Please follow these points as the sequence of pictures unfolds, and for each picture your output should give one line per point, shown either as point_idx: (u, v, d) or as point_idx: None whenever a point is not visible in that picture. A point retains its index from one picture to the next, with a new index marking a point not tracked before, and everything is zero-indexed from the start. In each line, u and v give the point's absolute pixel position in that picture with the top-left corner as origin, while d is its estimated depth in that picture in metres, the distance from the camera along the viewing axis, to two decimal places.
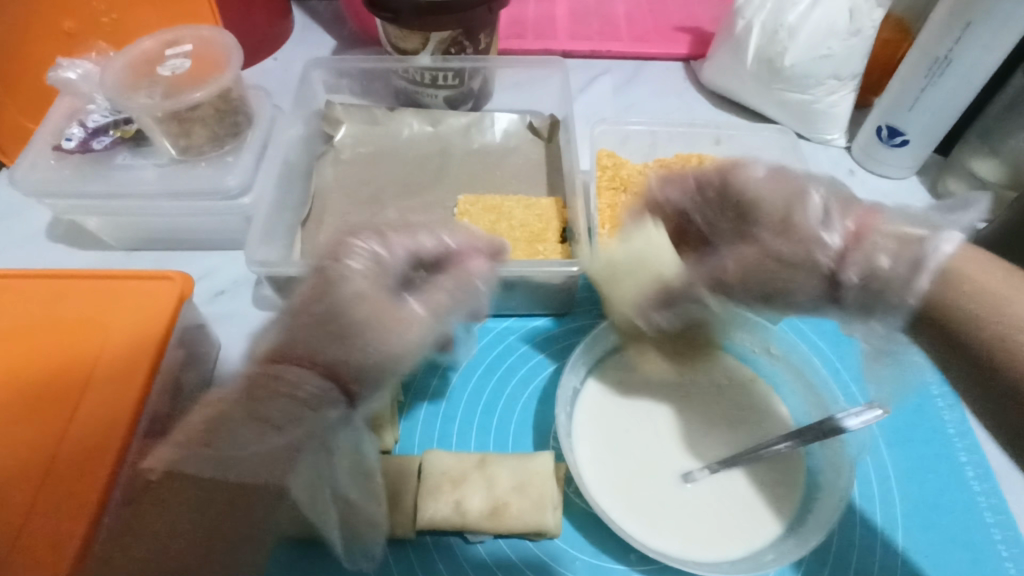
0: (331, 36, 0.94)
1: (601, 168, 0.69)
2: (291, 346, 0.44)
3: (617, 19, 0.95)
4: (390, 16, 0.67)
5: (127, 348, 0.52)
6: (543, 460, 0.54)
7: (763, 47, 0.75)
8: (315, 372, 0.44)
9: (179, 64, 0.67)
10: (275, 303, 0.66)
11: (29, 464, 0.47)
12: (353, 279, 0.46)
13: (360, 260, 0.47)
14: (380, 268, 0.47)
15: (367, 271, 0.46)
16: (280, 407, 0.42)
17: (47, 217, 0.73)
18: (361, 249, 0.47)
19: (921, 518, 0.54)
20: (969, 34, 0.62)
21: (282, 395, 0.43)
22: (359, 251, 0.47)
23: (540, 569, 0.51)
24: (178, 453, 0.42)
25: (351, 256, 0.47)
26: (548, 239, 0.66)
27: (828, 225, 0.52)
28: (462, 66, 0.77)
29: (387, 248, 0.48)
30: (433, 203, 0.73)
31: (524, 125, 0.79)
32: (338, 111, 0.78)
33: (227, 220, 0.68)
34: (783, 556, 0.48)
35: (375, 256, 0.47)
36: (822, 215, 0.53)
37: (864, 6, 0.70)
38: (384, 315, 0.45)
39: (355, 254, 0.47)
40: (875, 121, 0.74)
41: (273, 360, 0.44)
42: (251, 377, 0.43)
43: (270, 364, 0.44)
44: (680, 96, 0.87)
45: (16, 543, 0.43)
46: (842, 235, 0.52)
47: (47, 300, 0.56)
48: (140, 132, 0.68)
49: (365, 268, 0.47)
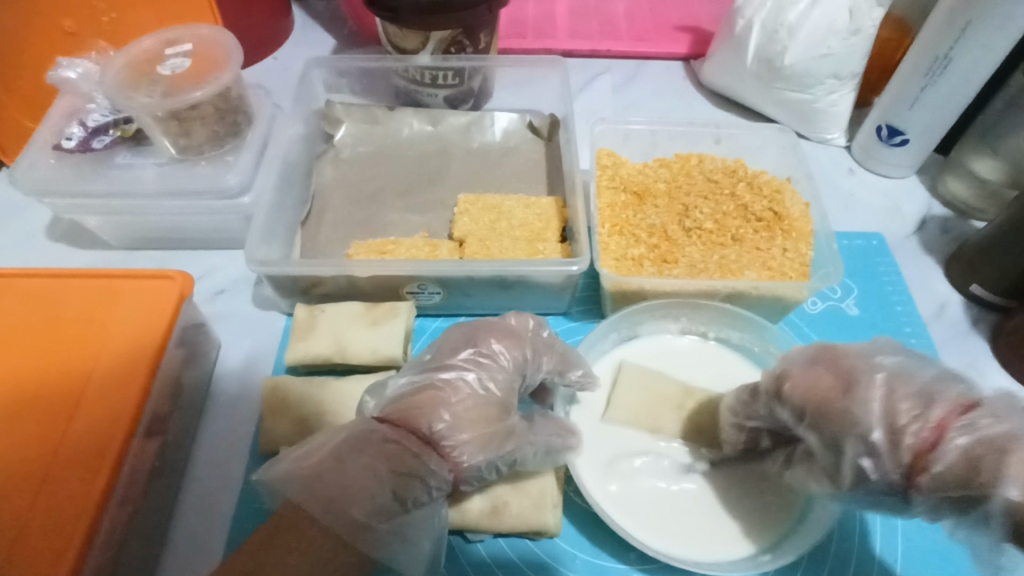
0: (331, 35, 0.94)
1: (601, 167, 0.69)
2: (418, 417, 0.46)
3: (617, 18, 0.95)
4: (389, 15, 0.66)
5: (128, 347, 0.52)
6: (546, 476, 0.52)
7: (763, 45, 0.75)
8: (445, 465, 0.45)
9: (179, 63, 0.67)
10: (275, 303, 0.66)
11: (31, 463, 0.47)
12: (492, 389, 0.49)
13: (505, 361, 0.51)
14: (509, 374, 0.51)
15: (500, 378, 0.50)
16: (411, 488, 0.44)
17: (47, 216, 0.73)
18: (508, 356, 0.51)
19: (921, 519, 0.54)
20: (969, 33, 0.62)
21: (411, 475, 0.44)
22: (494, 357, 0.51)
23: (540, 568, 0.51)
24: (311, 481, 0.44)
25: (494, 357, 0.51)
26: (547, 239, 0.66)
27: (880, 463, 0.39)
28: (462, 65, 0.77)
29: (530, 353, 0.53)
30: (433, 202, 0.73)
31: (524, 124, 0.79)
32: (338, 110, 0.78)
33: (227, 220, 0.68)
34: (781, 558, 0.49)
35: (513, 360, 0.52)
36: (872, 463, 0.40)
37: (864, 6, 0.69)
38: (504, 425, 0.48)
39: (495, 354, 0.51)
40: (875, 120, 0.74)
41: (406, 429, 0.45)
42: (385, 437, 0.45)
43: (400, 430, 0.45)
44: (680, 96, 0.87)
45: (17, 542, 0.43)
46: (906, 480, 0.39)
47: (48, 299, 0.56)
48: (140, 131, 0.68)
49: (492, 372, 0.50)
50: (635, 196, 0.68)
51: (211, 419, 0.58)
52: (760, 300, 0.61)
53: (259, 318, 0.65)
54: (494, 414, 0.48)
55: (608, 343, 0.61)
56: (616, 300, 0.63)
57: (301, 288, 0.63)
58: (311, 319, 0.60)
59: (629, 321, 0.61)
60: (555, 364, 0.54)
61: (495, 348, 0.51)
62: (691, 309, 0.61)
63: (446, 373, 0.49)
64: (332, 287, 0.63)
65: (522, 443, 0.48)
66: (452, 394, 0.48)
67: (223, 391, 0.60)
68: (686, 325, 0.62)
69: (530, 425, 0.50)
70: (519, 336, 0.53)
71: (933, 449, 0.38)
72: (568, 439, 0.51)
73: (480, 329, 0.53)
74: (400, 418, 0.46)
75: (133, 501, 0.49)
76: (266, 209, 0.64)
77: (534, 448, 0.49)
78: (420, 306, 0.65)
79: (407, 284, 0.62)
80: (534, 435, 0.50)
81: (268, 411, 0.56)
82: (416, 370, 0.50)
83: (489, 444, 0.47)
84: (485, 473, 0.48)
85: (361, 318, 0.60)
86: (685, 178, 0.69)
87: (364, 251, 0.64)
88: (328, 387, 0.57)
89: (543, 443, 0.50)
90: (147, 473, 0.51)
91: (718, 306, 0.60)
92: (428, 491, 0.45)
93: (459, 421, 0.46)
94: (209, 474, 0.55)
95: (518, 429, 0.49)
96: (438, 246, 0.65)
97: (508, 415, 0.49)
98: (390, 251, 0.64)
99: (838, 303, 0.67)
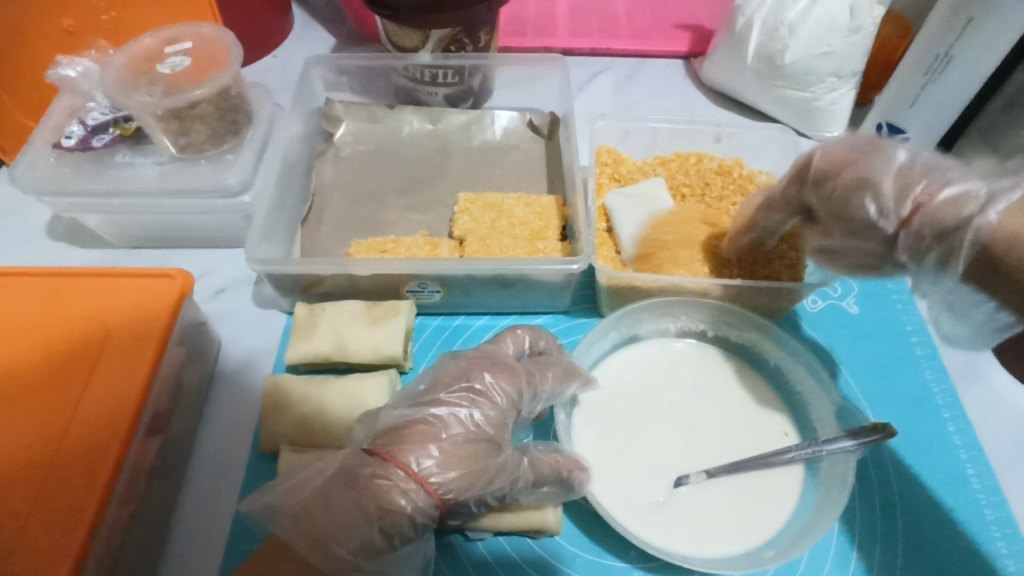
0: (331, 34, 0.94)
1: (601, 165, 0.71)
2: (406, 451, 0.45)
3: (618, 17, 0.95)
4: (389, 13, 0.66)
5: (127, 345, 0.52)
6: (544, 515, 0.50)
7: (763, 44, 0.74)
8: (427, 500, 0.44)
9: (179, 62, 0.67)
10: (276, 301, 0.66)
11: (30, 464, 0.47)
12: (485, 425, 0.48)
13: (498, 396, 0.50)
14: (502, 411, 0.50)
15: (492, 410, 0.49)
16: (397, 522, 0.44)
17: (48, 215, 0.73)
18: (500, 392, 0.50)
19: (920, 513, 0.54)
20: (969, 32, 0.62)
21: (396, 511, 0.43)
22: (487, 392, 0.50)
23: (541, 567, 0.51)
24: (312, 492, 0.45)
25: (490, 390, 0.50)
26: (547, 237, 0.66)
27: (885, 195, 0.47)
28: (462, 63, 0.76)
29: (526, 384, 0.52)
30: (433, 201, 0.73)
31: (524, 122, 0.79)
32: (338, 108, 0.77)
33: (227, 218, 0.68)
34: (782, 554, 0.48)
35: (506, 396, 0.50)
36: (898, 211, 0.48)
37: (864, 4, 0.69)
38: (494, 461, 0.47)
39: (488, 389, 0.50)
40: (875, 119, 0.74)
41: (393, 463, 0.44)
42: (373, 472, 0.44)
43: (386, 463, 0.44)
44: (679, 94, 0.87)
45: (17, 545, 0.43)
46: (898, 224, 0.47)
47: (47, 298, 0.56)
48: (140, 130, 0.68)
49: (484, 408, 0.49)
50: None
51: (211, 419, 0.58)
52: (761, 300, 0.61)
53: (259, 317, 0.65)
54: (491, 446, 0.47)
55: (608, 342, 0.61)
56: (616, 297, 0.63)
57: (300, 287, 0.63)
58: (312, 318, 0.60)
59: (629, 320, 0.61)
60: (555, 382, 0.53)
61: (488, 383, 0.50)
62: (691, 307, 0.61)
63: (438, 409, 0.48)
64: (332, 285, 0.63)
65: (512, 478, 0.47)
66: (445, 427, 0.47)
67: (223, 389, 0.60)
68: (685, 325, 0.62)
69: (523, 454, 0.49)
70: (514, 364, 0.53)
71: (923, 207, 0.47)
72: (565, 462, 0.49)
73: (476, 361, 0.52)
74: (388, 451, 0.45)
75: (134, 501, 0.49)
76: (266, 208, 0.64)
77: (525, 479, 0.48)
78: (420, 304, 0.65)
79: (408, 283, 0.62)
80: (526, 465, 0.48)
81: (269, 410, 0.56)
82: (409, 403, 0.49)
83: (476, 481, 0.46)
84: (473, 509, 0.47)
85: (361, 316, 0.60)
86: (683, 177, 0.70)
87: (364, 250, 0.64)
88: (329, 386, 0.56)
89: (536, 461, 0.49)
90: (148, 474, 0.51)
91: (717, 304, 0.60)
92: (413, 526, 0.44)
93: (448, 453, 0.46)
94: (210, 475, 0.55)
95: (512, 461, 0.48)
96: (438, 245, 0.65)
97: (500, 451, 0.48)
98: (390, 250, 0.64)
99: (838, 302, 0.67)
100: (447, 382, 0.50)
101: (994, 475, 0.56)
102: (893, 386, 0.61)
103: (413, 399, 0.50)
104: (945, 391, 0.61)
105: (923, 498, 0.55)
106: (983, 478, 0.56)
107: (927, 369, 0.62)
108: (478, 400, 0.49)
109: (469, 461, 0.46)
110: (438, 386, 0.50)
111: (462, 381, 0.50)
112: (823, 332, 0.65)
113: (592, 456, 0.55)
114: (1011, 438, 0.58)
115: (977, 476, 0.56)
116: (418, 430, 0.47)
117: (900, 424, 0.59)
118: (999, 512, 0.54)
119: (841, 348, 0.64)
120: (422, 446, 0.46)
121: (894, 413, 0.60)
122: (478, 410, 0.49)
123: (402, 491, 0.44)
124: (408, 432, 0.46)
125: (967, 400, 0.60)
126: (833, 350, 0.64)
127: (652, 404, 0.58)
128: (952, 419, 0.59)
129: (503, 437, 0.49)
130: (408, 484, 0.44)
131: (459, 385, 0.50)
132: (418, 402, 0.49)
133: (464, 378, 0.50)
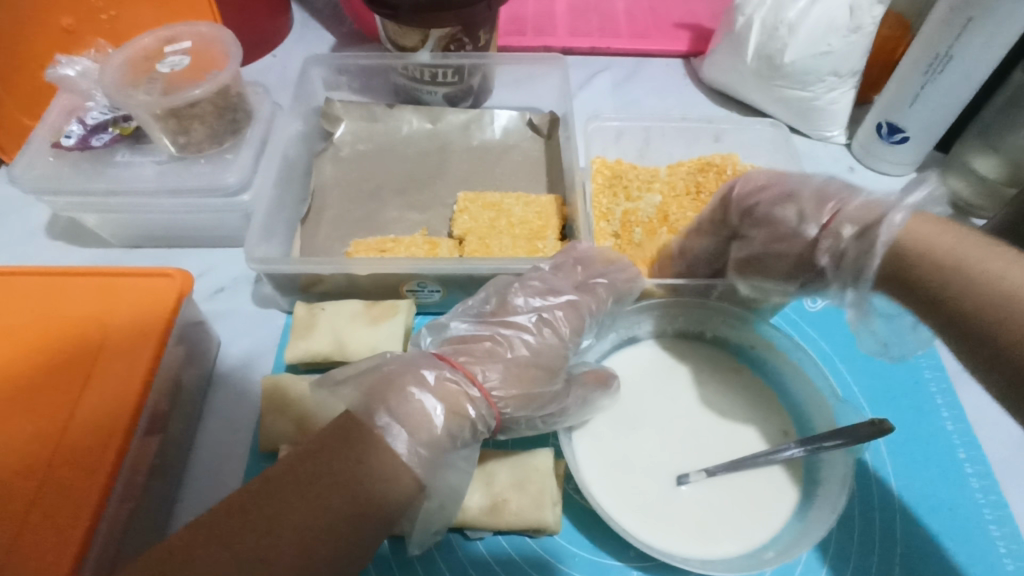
0: (330, 33, 0.94)
1: (598, 170, 0.70)
2: (431, 371, 0.47)
3: (617, 15, 0.95)
4: (389, 12, 0.66)
5: (125, 341, 0.52)
6: (544, 458, 0.53)
7: (763, 43, 0.74)
8: (466, 425, 0.46)
9: (178, 60, 0.67)
10: (276, 300, 0.66)
11: (29, 459, 0.47)
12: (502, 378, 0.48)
13: (522, 348, 0.51)
14: (527, 360, 0.50)
15: (523, 355, 0.51)
16: (437, 446, 0.44)
17: (47, 214, 0.73)
18: (522, 345, 0.51)
19: (921, 514, 0.54)
20: (969, 31, 0.62)
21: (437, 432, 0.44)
22: (510, 341, 0.51)
23: (540, 566, 0.51)
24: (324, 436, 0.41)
25: (507, 343, 0.51)
26: (547, 237, 0.66)
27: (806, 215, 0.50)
28: (462, 62, 0.76)
29: (554, 336, 0.53)
30: (433, 201, 0.73)
31: (524, 122, 0.79)
32: (338, 107, 0.77)
33: (227, 217, 0.68)
34: (782, 554, 0.48)
35: (528, 348, 0.51)
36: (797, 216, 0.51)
37: (864, 3, 0.69)
38: (545, 390, 0.50)
39: (510, 340, 0.51)
40: (875, 118, 0.74)
41: (411, 391, 0.45)
42: (402, 399, 0.44)
43: (409, 391, 0.45)
44: (679, 93, 0.87)
45: (18, 538, 0.44)
46: (817, 227, 0.49)
47: (46, 297, 0.56)
48: (140, 129, 0.68)
49: (509, 355, 0.50)
50: (625, 195, 0.69)
51: (210, 418, 0.58)
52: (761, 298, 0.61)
53: (258, 317, 0.65)
54: (515, 403, 0.49)
55: (606, 343, 0.61)
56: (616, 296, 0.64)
57: (300, 286, 0.63)
58: (311, 317, 0.61)
59: (628, 319, 0.61)
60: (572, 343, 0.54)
61: (511, 333, 0.51)
62: (690, 308, 0.61)
63: (466, 359, 0.49)
64: (331, 285, 0.63)
65: (561, 407, 0.51)
66: (459, 382, 0.47)
67: (223, 388, 0.60)
68: (684, 325, 0.62)
69: (568, 390, 0.52)
70: (525, 322, 0.53)
71: (838, 213, 0.48)
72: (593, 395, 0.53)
73: (490, 321, 0.52)
74: (410, 376, 0.46)
75: (133, 499, 0.49)
76: (265, 208, 0.64)
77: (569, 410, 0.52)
78: (419, 304, 0.65)
79: (407, 282, 0.62)
80: (571, 397, 0.52)
81: (267, 409, 0.56)
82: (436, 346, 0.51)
83: (531, 402, 0.49)
84: (523, 426, 0.51)
85: (360, 315, 0.60)
86: (681, 176, 0.70)
87: (364, 249, 0.64)
88: None
89: (545, 414, 0.50)
90: (148, 471, 0.51)
91: (716, 303, 0.60)
92: (473, 432, 0.47)
93: (460, 405, 0.46)
94: (209, 474, 0.55)
95: (519, 418, 0.49)
96: (437, 244, 0.65)
97: (552, 380, 0.51)
98: (389, 249, 0.64)
99: None
100: (476, 330, 0.52)
101: (995, 477, 0.56)
102: (894, 387, 0.61)
103: (438, 342, 0.52)
104: (944, 391, 0.61)
105: (922, 498, 0.55)
106: (983, 478, 0.56)
107: (926, 368, 0.62)
108: (503, 348, 0.51)
109: (519, 388, 0.49)
110: (465, 333, 0.51)
111: (490, 328, 0.52)
112: (822, 332, 0.65)
113: (589, 451, 0.55)
114: (1009, 437, 0.58)
115: (976, 476, 0.56)
116: (453, 365, 0.48)
117: (900, 425, 0.59)
118: (998, 511, 0.54)
119: (840, 347, 0.64)
120: (454, 383, 0.47)
121: (894, 414, 0.60)
122: (508, 355, 0.50)
123: (428, 412, 0.45)
124: (442, 367, 0.47)
125: (966, 400, 0.61)
126: (832, 350, 0.64)
127: (652, 404, 0.58)
128: (951, 419, 0.59)
129: (544, 384, 0.50)
130: (436, 410, 0.45)
131: (485, 334, 0.51)
132: (450, 342, 0.51)
133: (492, 327, 0.52)
